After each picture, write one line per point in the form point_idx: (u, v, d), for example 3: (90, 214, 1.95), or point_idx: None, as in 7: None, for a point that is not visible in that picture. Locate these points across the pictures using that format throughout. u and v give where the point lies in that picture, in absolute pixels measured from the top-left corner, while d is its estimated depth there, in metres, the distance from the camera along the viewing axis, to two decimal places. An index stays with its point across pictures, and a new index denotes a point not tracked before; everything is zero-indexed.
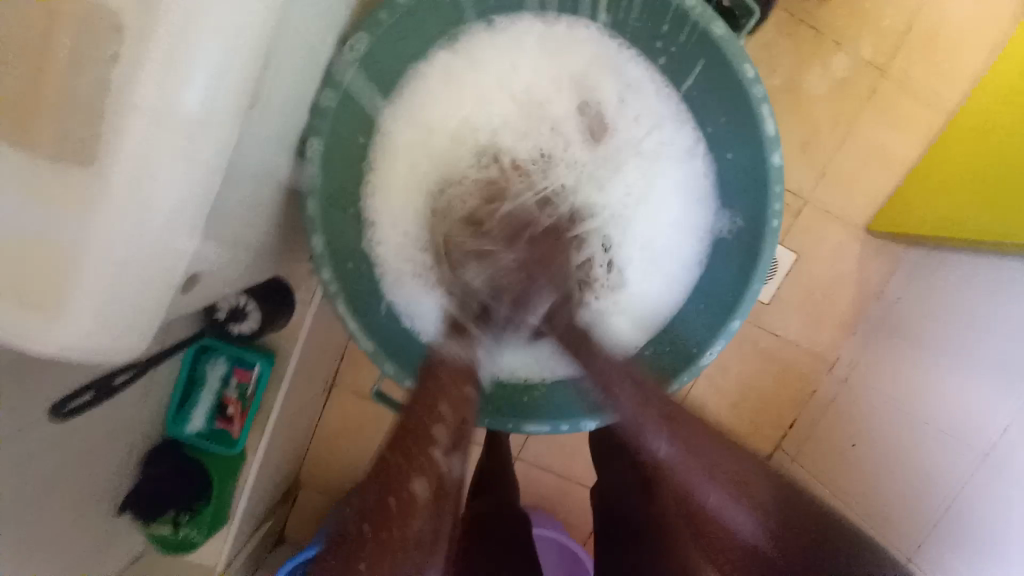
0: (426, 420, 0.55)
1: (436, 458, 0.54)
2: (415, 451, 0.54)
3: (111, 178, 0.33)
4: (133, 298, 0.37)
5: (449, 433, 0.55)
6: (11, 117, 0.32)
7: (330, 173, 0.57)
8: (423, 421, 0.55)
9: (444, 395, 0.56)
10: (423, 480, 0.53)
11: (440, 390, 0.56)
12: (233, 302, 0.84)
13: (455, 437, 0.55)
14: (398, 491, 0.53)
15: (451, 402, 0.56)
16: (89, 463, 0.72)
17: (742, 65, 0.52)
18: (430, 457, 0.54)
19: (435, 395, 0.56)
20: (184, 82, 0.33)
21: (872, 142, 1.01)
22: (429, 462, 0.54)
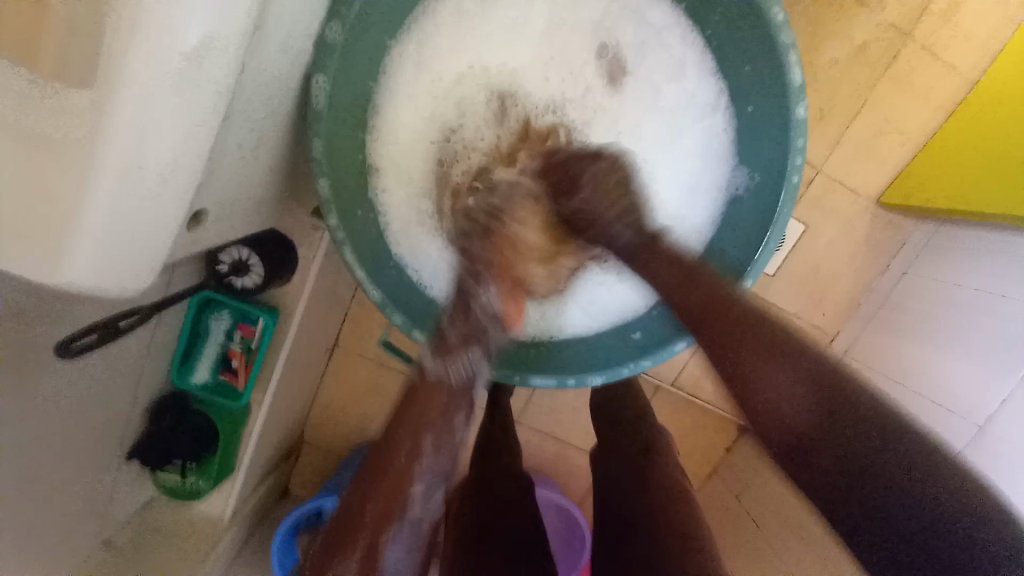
0: (411, 436, 0.50)
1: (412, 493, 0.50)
2: (400, 477, 0.50)
3: (110, 99, 0.31)
4: (130, 232, 0.35)
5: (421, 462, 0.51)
6: (36, 52, 0.33)
7: (336, 113, 0.55)
8: (406, 431, 0.51)
9: (434, 410, 0.51)
10: (414, 495, 0.50)
11: (428, 407, 0.51)
12: (235, 254, 0.83)
13: (441, 468, 0.52)
14: (366, 529, 0.49)
15: (430, 427, 0.51)
16: (92, 410, 0.72)
17: (771, 7, 0.50)
18: (412, 479, 0.50)
19: (422, 408, 0.51)
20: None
21: (894, 110, 0.98)
22: (422, 484, 0.51)
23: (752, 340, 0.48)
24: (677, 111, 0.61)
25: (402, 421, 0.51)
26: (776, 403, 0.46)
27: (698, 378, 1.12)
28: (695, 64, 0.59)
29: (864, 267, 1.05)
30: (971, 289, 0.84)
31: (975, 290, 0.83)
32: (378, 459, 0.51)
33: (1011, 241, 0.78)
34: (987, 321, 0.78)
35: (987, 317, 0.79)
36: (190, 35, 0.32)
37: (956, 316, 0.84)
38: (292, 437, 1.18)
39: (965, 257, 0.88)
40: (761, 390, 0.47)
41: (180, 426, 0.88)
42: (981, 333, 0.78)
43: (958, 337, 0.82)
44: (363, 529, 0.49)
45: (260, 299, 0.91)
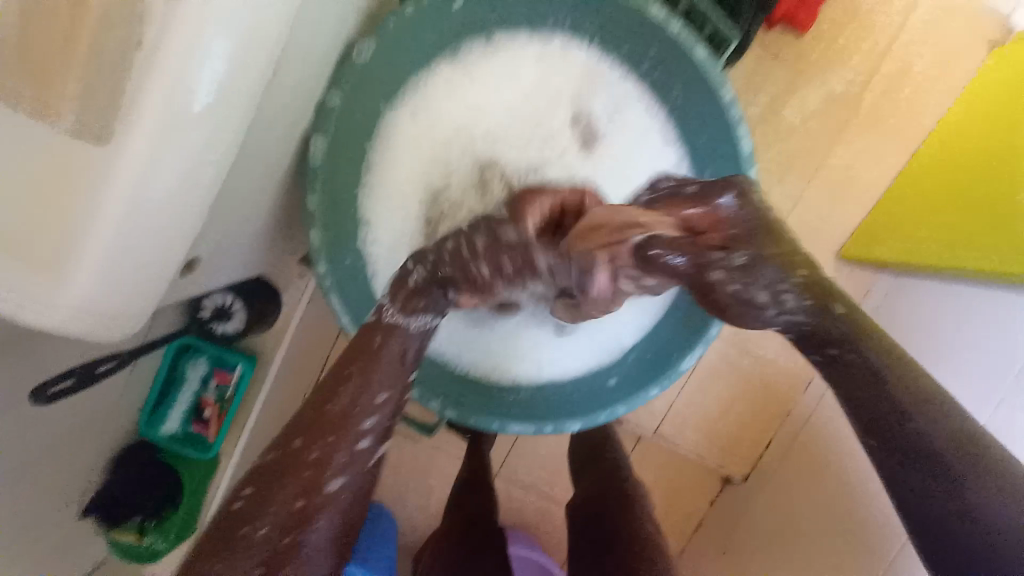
0: (352, 394, 0.43)
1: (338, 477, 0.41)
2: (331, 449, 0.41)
3: (120, 151, 0.33)
4: (126, 276, 0.36)
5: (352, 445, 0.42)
6: (42, 92, 0.33)
7: (332, 167, 0.58)
8: (347, 390, 0.43)
9: (381, 366, 0.44)
10: (339, 478, 0.41)
11: (374, 363, 0.44)
12: (219, 301, 0.84)
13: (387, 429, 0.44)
14: (287, 495, 0.39)
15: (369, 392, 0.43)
16: (56, 459, 0.70)
17: (721, 88, 0.56)
18: (348, 442, 0.42)
19: (363, 367, 0.44)
20: (203, 62, 0.34)
21: (846, 173, 1.08)
22: (362, 442, 0.42)
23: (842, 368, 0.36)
24: (646, 172, 0.66)
25: (341, 378, 0.44)
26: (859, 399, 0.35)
27: (680, 425, 1.13)
28: (659, 132, 0.65)
29: None
30: (944, 338, 0.87)
31: (949, 338, 0.86)
32: (309, 419, 0.43)
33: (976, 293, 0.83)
34: (966, 371, 0.81)
35: (966, 368, 0.81)
36: (200, 98, 0.34)
37: (932, 363, 0.87)
38: None
39: (922, 307, 0.94)
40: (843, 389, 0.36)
41: (144, 481, 0.84)
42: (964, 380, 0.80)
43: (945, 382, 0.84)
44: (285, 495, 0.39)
45: (239, 345, 0.91)
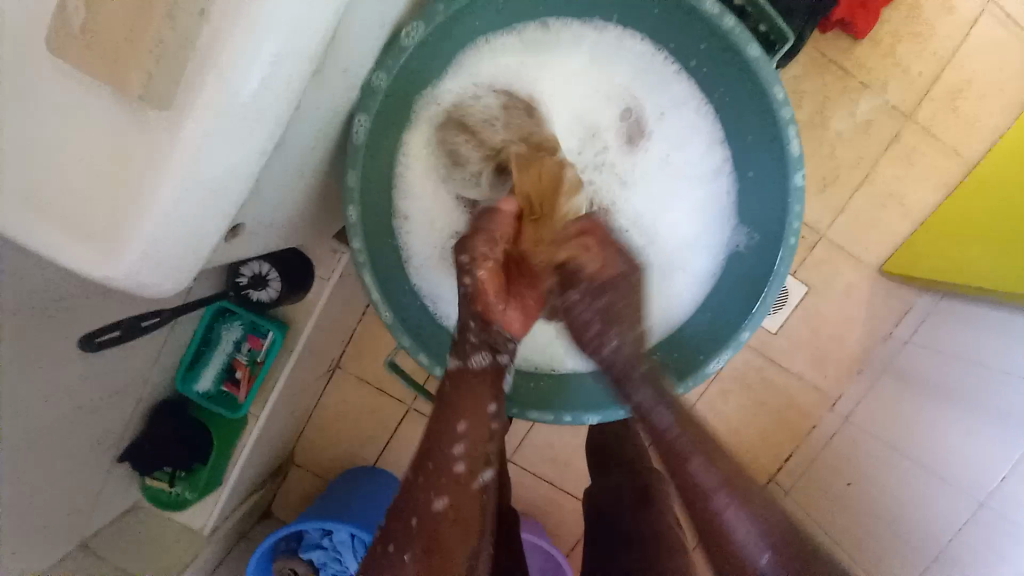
0: (445, 426, 0.56)
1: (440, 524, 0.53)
2: (431, 455, 0.56)
3: (186, 125, 0.35)
4: (180, 241, 0.38)
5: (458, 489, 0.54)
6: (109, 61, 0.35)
7: (373, 148, 0.59)
8: (443, 429, 0.57)
9: (466, 405, 0.57)
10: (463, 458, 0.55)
11: (462, 401, 0.57)
12: (255, 268, 0.87)
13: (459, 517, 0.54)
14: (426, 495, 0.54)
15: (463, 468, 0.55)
16: (95, 406, 0.74)
17: (772, 86, 0.54)
18: (447, 450, 0.56)
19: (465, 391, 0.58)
20: (268, 43, 0.35)
21: (896, 185, 1.03)
22: (452, 473, 0.55)
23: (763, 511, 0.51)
24: (688, 175, 0.66)
25: (442, 410, 0.57)
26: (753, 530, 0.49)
27: None
28: (703, 130, 0.64)
29: (863, 334, 1.06)
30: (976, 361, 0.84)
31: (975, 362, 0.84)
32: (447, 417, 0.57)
33: (1011, 315, 0.80)
34: (989, 400, 0.78)
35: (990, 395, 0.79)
36: (260, 77, 0.36)
37: (959, 387, 0.85)
38: (283, 457, 1.18)
39: (962, 329, 0.90)
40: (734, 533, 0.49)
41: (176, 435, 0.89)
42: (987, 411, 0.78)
43: (962, 409, 0.82)
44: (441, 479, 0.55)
45: (272, 313, 0.94)
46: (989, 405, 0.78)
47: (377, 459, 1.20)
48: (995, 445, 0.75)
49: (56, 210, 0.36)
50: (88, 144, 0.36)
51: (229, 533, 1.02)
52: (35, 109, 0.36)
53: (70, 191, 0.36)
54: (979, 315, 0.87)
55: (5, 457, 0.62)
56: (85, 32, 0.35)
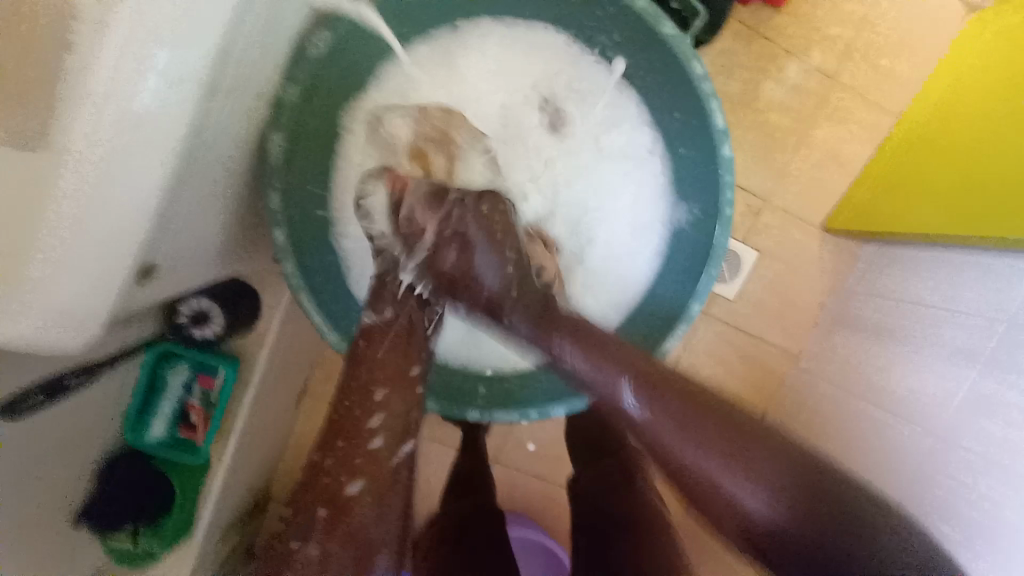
0: (380, 366, 0.56)
1: (375, 438, 0.54)
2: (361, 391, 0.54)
3: (66, 161, 0.32)
4: (82, 287, 0.35)
5: (394, 396, 0.55)
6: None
7: (294, 165, 0.56)
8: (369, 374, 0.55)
9: (405, 351, 0.57)
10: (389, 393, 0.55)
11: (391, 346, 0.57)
12: (194, 304, 0.82)
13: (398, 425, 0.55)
14: (363, 421, 0.54)
15: (403, 372, 0.56)
16: (36, 472, 0.69)
17: (690, 62, 0.54)
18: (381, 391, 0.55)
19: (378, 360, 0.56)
20: (144, 66, 0.33)
21: (828, 144, 1.07)
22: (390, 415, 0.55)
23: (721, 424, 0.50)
24: (619, 157, 0.65)
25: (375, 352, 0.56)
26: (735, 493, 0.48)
27: None
28: (632, 114, 0.64)
29: (817, 290, 1.10)
30: (933, 305, 0.86)
31: (931, 305, 0.86)
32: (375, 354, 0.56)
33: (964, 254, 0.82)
34: (938, 337, 0.83)
35: (941, 332, 0.83)
36: (147, 101, 0.33)
37: (918, 330, 0.88)
38: (259, 493, 1.13)
39: (915, 272, 0.92)
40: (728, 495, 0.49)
41: (132, 491, 0.83)
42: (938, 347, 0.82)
43: (925, 350, 0.84)
44: (373, 405, 0.54)
45: (221, 349, 0.89)
46: (931, 338, 0.84)
47: None
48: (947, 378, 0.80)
49: None
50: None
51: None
52: None
53: None
54: (918, 259, 0.92)
55: None
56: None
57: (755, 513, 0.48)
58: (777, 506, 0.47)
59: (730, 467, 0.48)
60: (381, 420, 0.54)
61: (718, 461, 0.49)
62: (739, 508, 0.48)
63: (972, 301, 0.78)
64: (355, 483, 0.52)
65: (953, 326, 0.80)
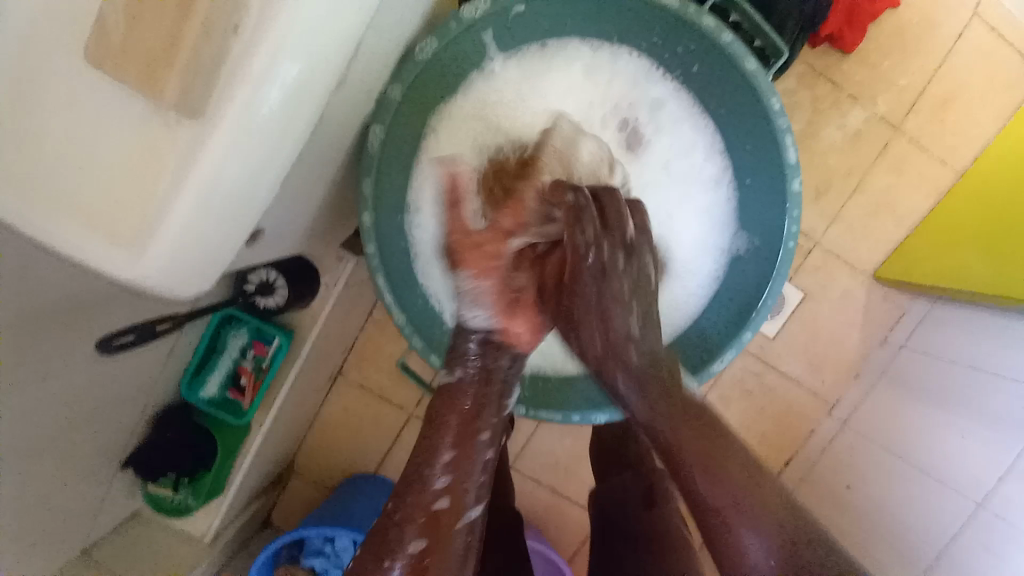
0: (451, 429, 0.57)
1: (437, 491, 0.54)
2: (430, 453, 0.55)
3: (210, 132, 0.36)
4: (204, 245, 0.39)
5: (457, 452, 0.56)
6: (142, 66, 0.36)
7: (386, 157, 0.61)
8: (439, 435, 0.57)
9: (472, 416, 0.58)
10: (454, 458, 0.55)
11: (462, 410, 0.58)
12: (263, 275, 0.88)
13: (460, 483, 0.55)
14: (427, 487, 0.53)
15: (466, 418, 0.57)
16: (103, 410, 0.75)
17: (769, 99, 0.57)
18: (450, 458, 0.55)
19: (451, 421, 0.57)
20: (286, 65, 0.36)
21: (887, 193, 1.06)
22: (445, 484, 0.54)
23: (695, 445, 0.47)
24: (684, 184, 0.68)
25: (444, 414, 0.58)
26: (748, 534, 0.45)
27: None
28: (705, 144, 0.66)
29: (860, 338, 1.08)
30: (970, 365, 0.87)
31: (969, 367, 0.87)
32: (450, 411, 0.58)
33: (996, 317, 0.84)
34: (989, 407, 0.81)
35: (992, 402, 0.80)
36: (284, 88, 0.37)
37: (960, 390, 0.87)
38: (284, 464, 1.18)
39: (958, 332, 0.93)
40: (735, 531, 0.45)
41: (181, 443, 0.90)
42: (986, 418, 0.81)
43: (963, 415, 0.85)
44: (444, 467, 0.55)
45: (277, 320, 0.95)
46: (983, 407, 0.81)
47: (378, 466, 1.20)
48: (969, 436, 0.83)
49: (83, 208, 0.37)
50: (120, 151, 0.38)
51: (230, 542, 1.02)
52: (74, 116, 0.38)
53: (97, 192, 0.37)
54: (966, 317, 0.92)
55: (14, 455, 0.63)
56: (125, 44, 0.36)
57: (754, 555, 0.44)
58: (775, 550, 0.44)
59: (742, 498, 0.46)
60: (448, 478, 0.54)
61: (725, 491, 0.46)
62: (741, 537, 0.45)
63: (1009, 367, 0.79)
64: (417, 543, 0.51)
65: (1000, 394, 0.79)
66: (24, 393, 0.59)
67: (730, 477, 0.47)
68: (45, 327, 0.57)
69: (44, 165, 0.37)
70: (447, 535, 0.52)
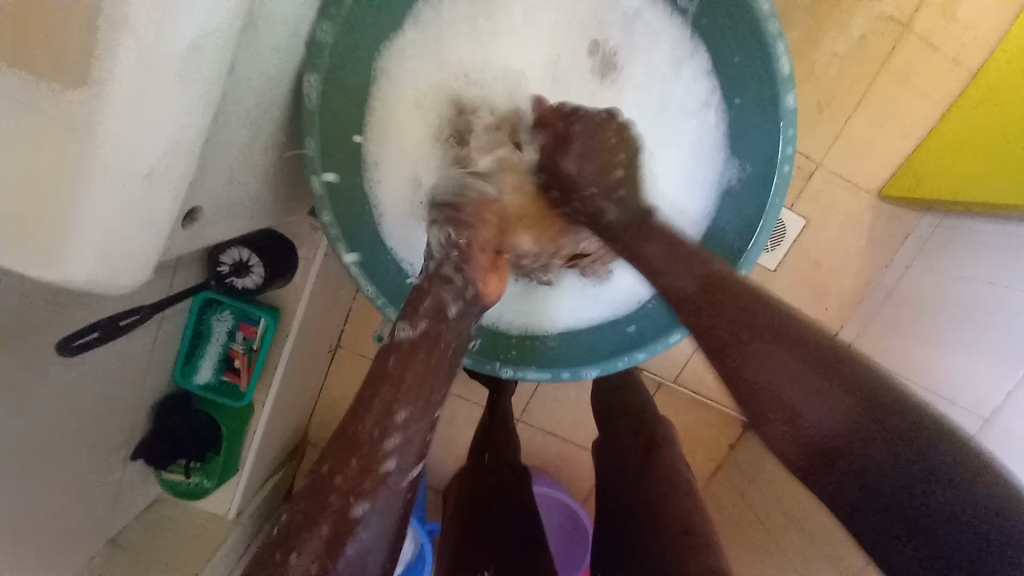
0: (406, 371, 0.46)
1: (394, 430, 0.44)
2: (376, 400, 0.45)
3: (102, 98, 0.31)
4: (128, 228, 0.35)
5: (420, 416, 0.46)
6: (7, 30, 0.31)
7: (330, 112, 0.55)
8: (392, 371, 0.46)
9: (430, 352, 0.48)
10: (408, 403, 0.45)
11: (416, 350, 0.47)
12: (236, 256, 0.84)
13: (415, 445, 0.46)
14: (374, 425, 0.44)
15: (425, 384, 0.47)
16: (98, 406, 0.74)
17: (756, 1, 0.50)
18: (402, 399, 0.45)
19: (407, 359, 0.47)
20: (175, 11, 0.31)
21: (895, 103, 0.98)
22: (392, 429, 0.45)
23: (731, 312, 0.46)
24: (667, 110, 0.62)
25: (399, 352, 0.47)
26: (809, 406, 0.40)
27: (700, 375, 1.11)
28: (690, 62, 0.59)
29: (866, 261, 1.04)
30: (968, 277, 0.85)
31: (970, 279, 0.84)
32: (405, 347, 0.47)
33: (996, 226, 0.82)
34: (987, 314, 0.79)
35: (987, 311, 0.79)
36: (178, 39, 0.32)
37: (963, 306, 0.84)
38: (296, 438, 1.19)
39: (957, 246, 0.89)
40: (779, 385, 0.42)
41: (184, 431, 0.89)
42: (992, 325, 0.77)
43: (956, 326, 0.84)
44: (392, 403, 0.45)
45: (261, 300, 0.92)
46: (981, 319, 0.80)
47: None
48: (986, 348, 0.77)
49: None
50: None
51: (257, 514, 1.04)
52: None
53: None
54: (962, 232, 0.89)
55: (17, 460, 0.62)
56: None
57: (814, 416, 0.40)
58: (845, 421, 0.39)
59: (791, 364, 0.42)
60: (405, 418, 0.45)
61: (793, 362, 0.42)
62: (801, 410, 0.41)
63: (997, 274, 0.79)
64: (360, 507, 0.42)
65: (994, 304, 0.78)
66: (8, 399, 0.57)
67: (780, 329, 0.44)
68: (14, 329, 0.55)
69: None
70: (391, 499, 0.44)
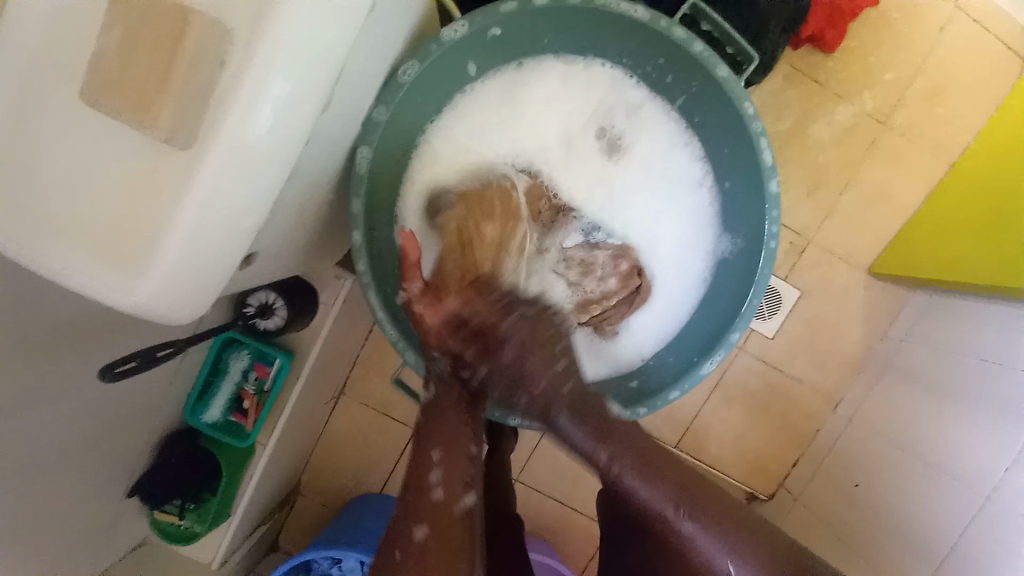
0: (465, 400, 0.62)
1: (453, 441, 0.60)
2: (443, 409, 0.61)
3: (203, 160, 0.38)
4: (200, 265, 0.40)
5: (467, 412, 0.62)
6: (138, 102, 0.37)
7: (375, 177, 0.63)
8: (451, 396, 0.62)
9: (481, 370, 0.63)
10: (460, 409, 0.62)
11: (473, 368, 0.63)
12: (263, 297, 0.90)
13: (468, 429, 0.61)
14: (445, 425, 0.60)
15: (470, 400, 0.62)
16: (111, 435, 0.77)
17: (743, 103, 0.58)
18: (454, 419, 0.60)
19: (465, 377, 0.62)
20: (268, 94, 0.38)
21: (878, 189, 1.07)
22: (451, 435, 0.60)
23: (678, 483, 0.60)
24: (670, 190, 0.70)
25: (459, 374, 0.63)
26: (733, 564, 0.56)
27: (700, 439, 1.12)
28: (685, 150, 0.68)
29: (859, 335, 1.08)
30: (968, 354, 0.88)
31: (969, 357, 0.87)
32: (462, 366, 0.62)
33: (984, 308, 0.88)
34: (987, 390, 0.81)
35: (986, 387, 0.81)
36: (264, 116, 0.39)
37: (960, 382, 0.86)
38: (291, 485, 1.18)
39: (946, 324, 0.95)
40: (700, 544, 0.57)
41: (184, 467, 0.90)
42: (988, 403, 0.80)
43: (955, 401, 0.86)
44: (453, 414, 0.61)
45: (278, 341, 0.96)
46: (982, 394, 0.81)
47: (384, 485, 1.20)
48: (989, 429, 0.78)
49: (82, 242, 0.39)
50: (116, 182, 0.39)
51: (239, 563, 1.01)
52: (69, 153, 0.39)
53: (94, 220, 0.39)
54: (955, 309, 0.94)
55: (32, 479, 0.64)
56: (120, 86, 0.37)
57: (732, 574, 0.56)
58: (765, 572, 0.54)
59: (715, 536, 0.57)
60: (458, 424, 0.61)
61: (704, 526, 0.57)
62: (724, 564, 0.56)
63: (998, 352, 0.82)
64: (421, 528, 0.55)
65: (995, 381, 0.80)
66: (40, 416, 0.61)
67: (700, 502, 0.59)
68: (59, 354, 0.60)
69: (45, 203, 0.39)
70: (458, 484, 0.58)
